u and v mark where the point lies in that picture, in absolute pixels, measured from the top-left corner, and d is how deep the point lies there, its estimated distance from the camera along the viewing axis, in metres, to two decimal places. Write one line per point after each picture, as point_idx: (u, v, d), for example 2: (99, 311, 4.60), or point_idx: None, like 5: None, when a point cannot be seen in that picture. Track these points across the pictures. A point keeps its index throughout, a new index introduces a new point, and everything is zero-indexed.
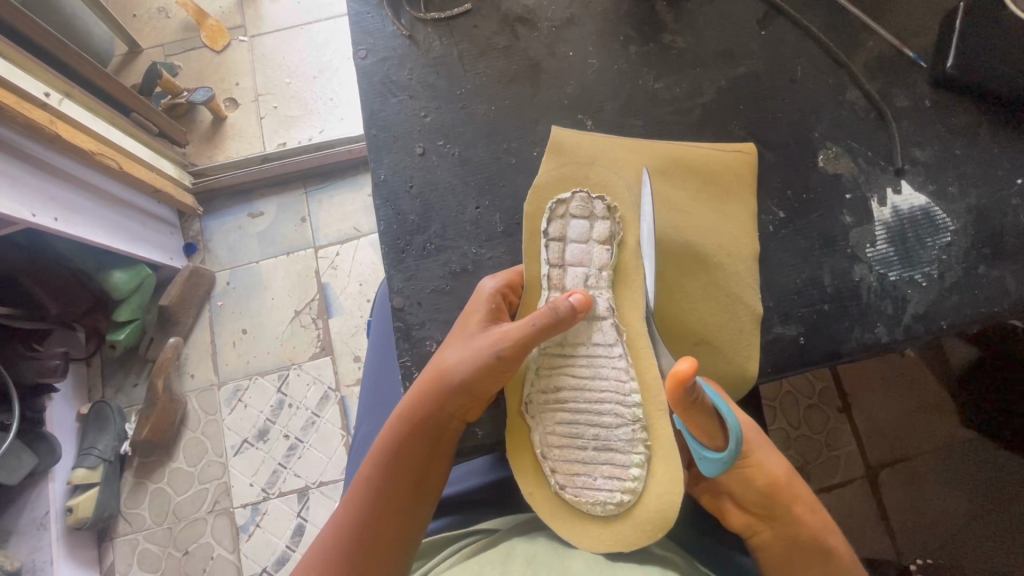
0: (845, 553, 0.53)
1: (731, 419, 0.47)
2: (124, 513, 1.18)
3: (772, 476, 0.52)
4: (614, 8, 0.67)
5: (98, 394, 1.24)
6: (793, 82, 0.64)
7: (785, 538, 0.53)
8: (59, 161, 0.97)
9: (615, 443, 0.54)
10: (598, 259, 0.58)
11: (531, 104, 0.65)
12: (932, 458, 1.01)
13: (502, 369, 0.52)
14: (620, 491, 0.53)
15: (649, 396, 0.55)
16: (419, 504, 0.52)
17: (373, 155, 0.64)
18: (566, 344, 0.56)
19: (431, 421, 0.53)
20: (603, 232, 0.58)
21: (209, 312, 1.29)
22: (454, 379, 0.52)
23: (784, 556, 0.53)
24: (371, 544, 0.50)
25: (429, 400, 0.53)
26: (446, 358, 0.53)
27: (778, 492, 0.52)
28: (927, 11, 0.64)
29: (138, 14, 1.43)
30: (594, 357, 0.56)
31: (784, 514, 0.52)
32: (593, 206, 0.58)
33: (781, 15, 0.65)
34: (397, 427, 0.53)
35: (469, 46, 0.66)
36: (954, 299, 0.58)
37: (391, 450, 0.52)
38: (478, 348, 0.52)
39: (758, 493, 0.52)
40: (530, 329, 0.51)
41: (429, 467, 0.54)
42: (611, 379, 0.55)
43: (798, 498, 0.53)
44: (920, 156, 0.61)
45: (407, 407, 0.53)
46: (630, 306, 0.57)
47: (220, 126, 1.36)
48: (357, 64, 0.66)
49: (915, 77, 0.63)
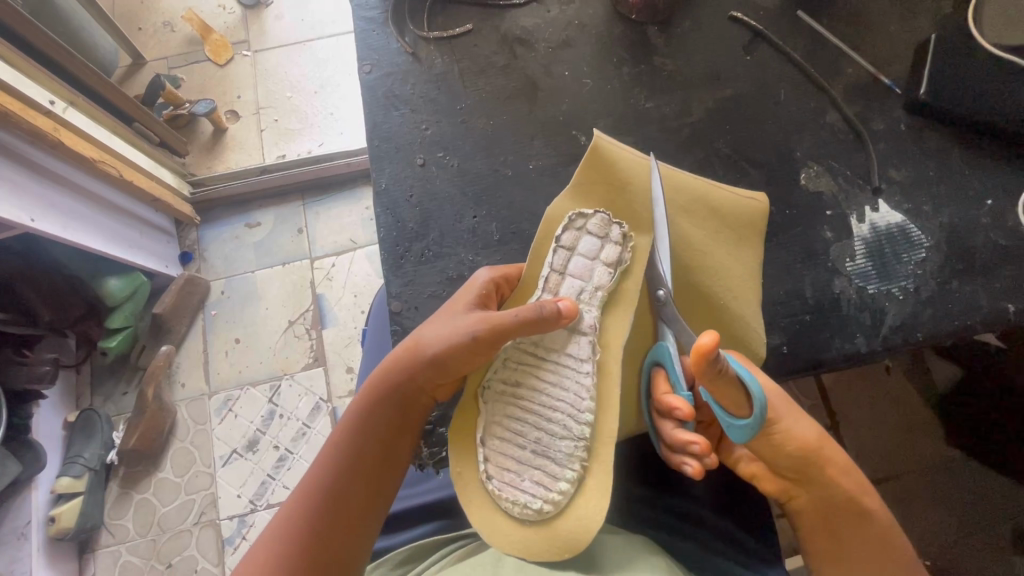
0: (881, 512, 0.53)
1: (755, 386, 0.47)
2: (107, 524, 1.16)
3: (806, 441, 0.53)
4: (607, 31, 0.70)
5: (86, 402, 1.23)
6: (777, 105, 0.67)
7: (821, 501, 0.54)
8: (59, 166, 0.98)
9: (554, 453, 0.54)
10: (597, 279, 0.58)
11: (529, 120, 0.67)
12: (917, 475, 1.03)
13: (476, 352, 0.53)
14: (542, 499, 0.53)
15: (603, 409, 0.55)
16: (377, 481, 0.54)
17: (375, 166, 0.66)
18: (539, 350, 0.57)
19: (404, 400, 0.55)
20: (612, 256, 0.58)
21: (203, 320, 1.29)
22: (428, 353, 0.53)
23: (821, 519, 0.54)
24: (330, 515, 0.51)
25: (406, 377, 0.55)
26: (426, 332, 0.55)
27: (811, 456, 0.53)
28: (901, 41, 0.68)
29: (144, 27, 1.46)
30: (562, 367, 0.56)
31: (817, 478, 0.54)
32: (610, 230, 0.59)
33: (766, 41, 0.69)
34: (372, 391, 0.55)
35: (470, 64, 0.69)
36: (928, 312, 0.60)
37: (363, 422, 0.54)
38: (459, 332, 0.53)
39: (789, 460, 0.54)
40: (512, 319, 0.52)
41: (394, 444, 0.55)
42: (571, 393, 0.55)
43: (829, 463, 0.53)
44: (896, 177, 0.63)
45: (384, 382, 0.55)
46: (615, 327, 0.57)
47: (220, 136, 1.39)
48: (362, 79, 0.69)
49: (891, 102, 0.66)
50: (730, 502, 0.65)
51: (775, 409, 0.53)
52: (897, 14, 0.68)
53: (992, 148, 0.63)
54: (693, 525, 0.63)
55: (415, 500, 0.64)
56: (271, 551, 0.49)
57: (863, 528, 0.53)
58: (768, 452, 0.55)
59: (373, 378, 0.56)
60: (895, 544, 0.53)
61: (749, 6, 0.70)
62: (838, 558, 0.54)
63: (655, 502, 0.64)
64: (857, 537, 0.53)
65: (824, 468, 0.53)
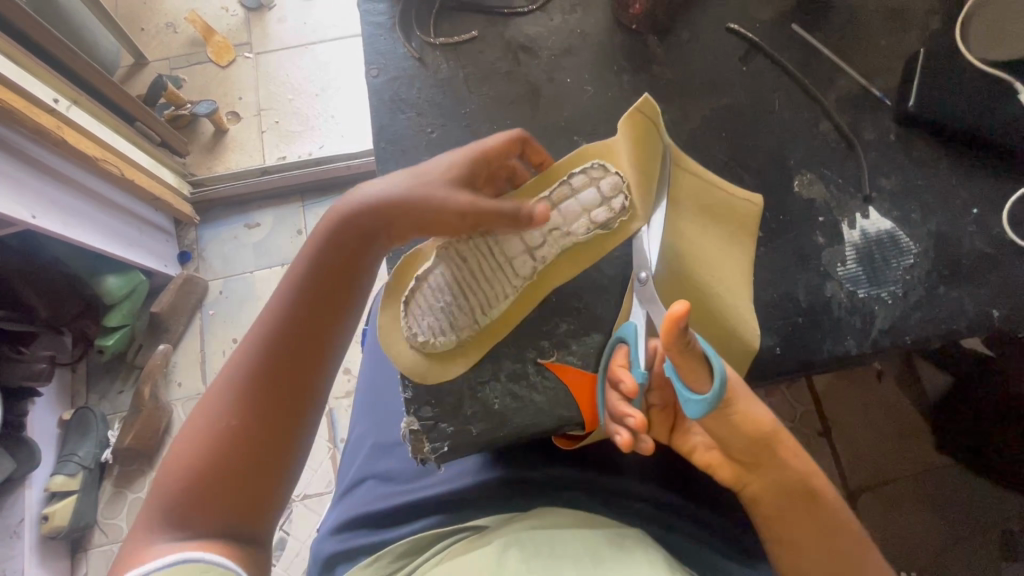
0: (831, 495, 0.55)
1: (716, 363, 0.46)
2: (100, 523, 1.16)
3: (761, 426, 0.53)
4: (609, 39, 0.72)
5: (82, 400, 1.23)
6: (772, 114, 0.68)
7: (773, 485, 0.54)
8: (60, 163, 0.99)
9: (467, 316, 0.57)
10: (575, 227, 0.58)
11: (530, 124, 0.69)
12: (908, 482, 1.05)
13: (455, 223, 0.54)
14: (436, 346, 0.57)
15: (519, 307, 0.59)
16: (331, 311, 0.55)
17: (381, 167, 0.66)
18: (494, 247, 0.57)
19: (342, 279, 0.55)
20: (601, 216, 0.58)
21: (200, 320, 1.30)
22: (420, 210, 0.54)
23: (774, 505, 0.54)
24: (268, 390, 0.52)
25: (348, 258, 0.55)
26: (429, 187, 0.55)
27: (766, 440, 0.54)
28: (892, 54, 0.70)
29: (146, 28, 1.47)
30: (522, 247, 0.58)
31: (771, 461, 0.54)
32: (615, 196, 0.58)
33: (761, 53, 0.71)
34: (364, 219, 0.55)
35: (474, 69, 0.70)
36: (916, 316, 0.61)
37: (297, 299, 0.54)
38: (433, 211, 0.54)
39: (743, 442, 0.54)
40: (502, 210, 0.54)
41: (356, 278, 0.56)
42: (507, 272, 0.58)
43: (780, 446, 0.54)
44: (886, 185, 0.65)
45: (320, 259, 0.55)
46: (564, 265, 0.59)
47: (221, 137, 1.40)
48: (369, 82, 0.70)
49: (881, 113, 0.68)
50: (725, 500, 0.65)
51: (735, 393, 0.52)
52: (888, 29, 0.71)
53: (980, 159, 0.65)
54: (688, 520, 0.63)
55: (415, 495, 0.66)
56: (208, 429, 0.50)
57: (814, 511, 0.54)
58: (723, 434, 0.54)
59: (307, 252, 0.55)
60: (846, 533, 0.54)
61: (745, 19, 0.72)
62: (786, 539, 0.54)
63: (656, 500, 0.64)
64: (810, 525, 0.54)
65: (777, 450, 0.54)
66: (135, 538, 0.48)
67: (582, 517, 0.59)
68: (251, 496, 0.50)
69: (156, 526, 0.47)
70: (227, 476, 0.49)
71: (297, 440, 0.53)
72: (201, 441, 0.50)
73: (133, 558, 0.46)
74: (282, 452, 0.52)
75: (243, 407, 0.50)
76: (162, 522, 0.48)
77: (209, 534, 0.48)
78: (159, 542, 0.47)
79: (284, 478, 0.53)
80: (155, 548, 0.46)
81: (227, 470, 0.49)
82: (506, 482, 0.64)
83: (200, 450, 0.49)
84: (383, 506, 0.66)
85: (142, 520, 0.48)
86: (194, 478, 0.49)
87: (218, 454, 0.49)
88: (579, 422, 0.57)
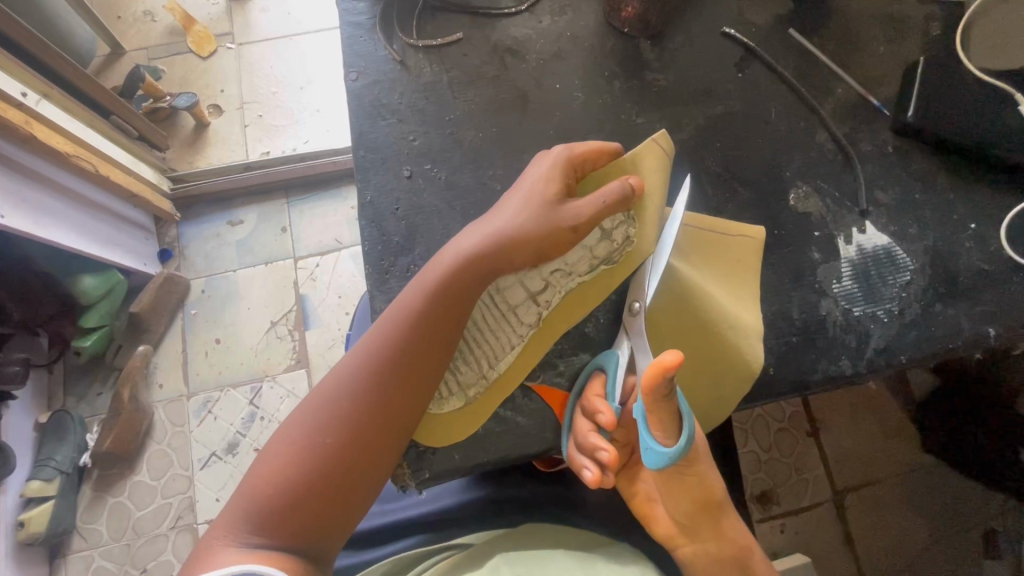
0: (763, 575, 0.55)
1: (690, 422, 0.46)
2: (79, 528, 1.13)
3: (710, 490, 0.55)
4: (600, 44, 0.69)
5: (59, 403, 1.20)
6: (767, 123, 0.66)
7: (706, 552, 0.54)
8: (32, 161, 0.94)
9: (473, 366, 0.55)
10: (578, 266, 0.56)
11: (518, 132, 0.65)
12: (894, 482, 1.04)
13: (565, 236, 0.53)
14: (446, 401, 0.54)
15: (523, 361, 0.56)
16: (432, 377, 0.52)
17: (360, 176, 0.63)
18: (497, 296, 0.56)
19: (466, 299, 0.53)
20: (603, 251, 0.57)
21: (181, 320, 1.26)
22: (524, 231, 0.53)
23: (703, 572, 0.54)
24: (376, 412, 0.49)
25: (476, 274, 0.53)
26: (525, 214, 0.54)
27: (710, 505, 0.55)
28: (889, 63, 0.68)
29: (123, 16, 1.41)
30: (529, 298, 0.56)
31: (710, 527, 0.55)
32: (616, 229, 0.57)
33: (757, 59, 0.68)
34: (467, 264, 0.52)
35: (459, 73, 0.67)
36: (912, 335, 0.59)
37: (417, 316, 0.51)
38: (550, 218, 0.53)
39: (691, 501, 0.55)
40: (601, 205, 0.53)
41: (452, 336, 0.52)
42: (511, 323, 0.56)
43: (725, 515, 0.55)
44: (883, 199, 0.63)
45: (448, 276, 0.52)
46: (571, 307, 0.57)
47: (202, 132, 1.35)
48: (349, 86, 0.66)
49: (878, 123, 0.66)
50: None
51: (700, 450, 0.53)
52: (886, 36, 0.69)
53: (982, 172, 0.63)
54: None
55: (397, 515, 0.64)
56: (305, 439, 0.48)
57: None
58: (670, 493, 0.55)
59: (440, 262, 0.53)
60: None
61: (741, 23, 0.70)
62: None
63: None
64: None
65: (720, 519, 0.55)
66: (215, 536, 0.46)
67: (571, 534, 0.57)
68: (330, 521, 0.48)
69: (235, 529, 0.45)
70: (314, 494, 0.47)
71: (386, 470, 0.50)
72: (297, 451, 0.48)
73: (206, 560, 0.45)
74: (370, 479, 0.49)
75: (332, 475, 0.48)
76: (243, 527, 0.45)
77: (280, 553, 0.45)
78: (228, 551, 0.45)
79: (364, 505, 0.50)
80: (224, 554, 0.44)
81: (313, 487, 0.47)
82: (492, 500, 0.62)
83: (295, 459, 0.47)
84: (365, 526, 0.64)
85: (223, 519, 0.46)
86: (279, 490, 0.46)
87: (310, 469, 0.47)
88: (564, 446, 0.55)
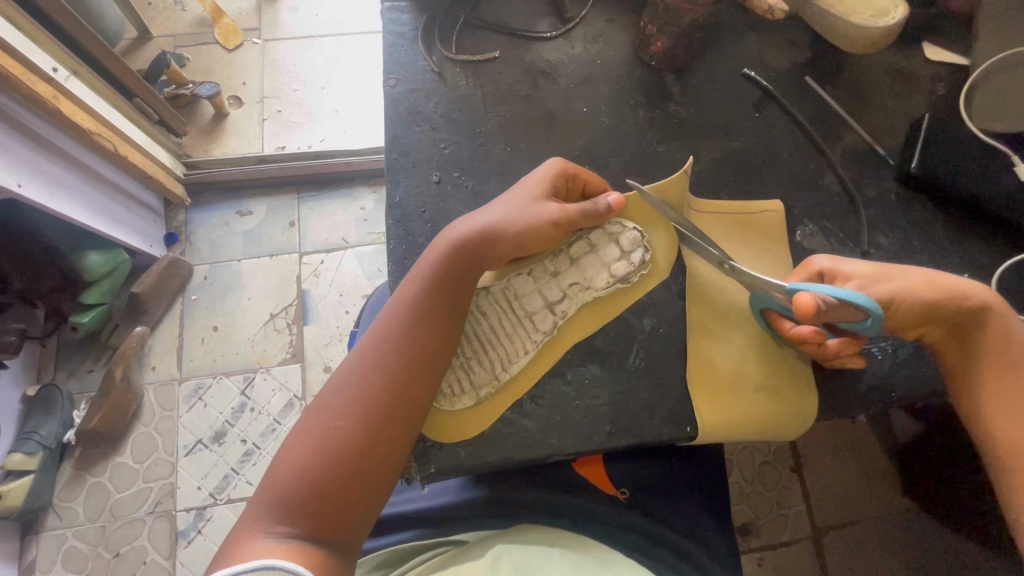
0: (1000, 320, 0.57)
1: (864, 303, 0.52)
2: (56, 506, 1.12)
3: (917, 299, 0.56)
4: (627, 73, 0.72)
5: (48, 377, 1.19)
6: (780, 162, 0.70)
7: (953, 327, 0.58)
8: (51, 134, 0.96)
9: (497, 366, 0.58)
10: (597, 280, 0.61)
11: (544, 149, 0.68)
12: (872, 523, 1.06)
13: (552, 235, 0.59)
14: (469, 398, 0.57)
15: (536, 366, 0.59)
16: (435, 363, 0.54)
17: (391, 177, 0.66)
18: (515, 301, 0.60)
19: (466, 290, 0.56)
20: (622, 270, 0.62)
21: (182, 304, 1.27)
22: (516, 226, 0.58)
23: (955, 340, 0.58)
24: (384, 397, 0.52)
25: (471, 267, 0.57)
26: (513, 209, 0.58)
27: (931, 303, 0.56)
28: (896, 116, 0.72)
29: (155, 2, 1.45)
30: (542, 307, 0.60)
31: (947, 312, 0.57)
32: (635, 250, 0.62)
33: (774, 101, 0.72)
34: (461, 258, 0.56)
35: (492, 90, 0.70)
36: (903, 372, 0.62)
37: (416, 305, 0.55)
38: (534, 214, 0.58)
39: (917, 315, 0.57)
40: (580, 209, 0.59)
41: (453, 325, 0.56)
42: (527, 327, 0.60)
43: (951, 290, 0.57)
44: (884, 243, 0.66)
45: (443, 271, 0.56)
46: (584, 320, 0.61)
47: (220, 121, 1.37)
48: (387, 91, 0.69)
49: (883, 171, 0.70)
50: (706, 535, 0.64)
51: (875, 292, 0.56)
52: (895, 92, 0.73)
53: (976, 225, 0.67)
54: (675, 559, 0.61)
55: (391, 509, 0.65)
56: (316, 429, 0.51)
57: (989, 335, 0.57)
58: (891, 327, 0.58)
59: (434, 256, 0.57)
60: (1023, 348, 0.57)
61: (761, 66, 0.74)
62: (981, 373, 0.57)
63: (637, 528, 0.62)
64: (989, 352, 0.57)
65: (945, 299, 0.57)
66: (241, 534, 0.48)
67: (563, 540, 0.58)
68: (351, 507, 0.49)
69: (260, 525, 0.47)
70: (331, 481, 0.49)
71: (403, 453, 0.52)
72: (309, 441, 0.50)
73: (234, 553, 0.46)
74: (388, 464, 0.51)
75: (345, 460, 0.50)
76: (268, 520, 0.47)
77: (303, 546, 0.47)
78: (255, 544, 0.46)
79: (386, 489, 0.51)
80: (252, 548, 0.46)
81: (329, 474, 0.49)
82: (489, 502, 0.63)
83: (309, 449, 0.50)
84: None
85: (249, 516, 0.48)
86: (298, 480, 0.49)
87: (325, 456, 0.49)
88: (567, 452, 0.57)
